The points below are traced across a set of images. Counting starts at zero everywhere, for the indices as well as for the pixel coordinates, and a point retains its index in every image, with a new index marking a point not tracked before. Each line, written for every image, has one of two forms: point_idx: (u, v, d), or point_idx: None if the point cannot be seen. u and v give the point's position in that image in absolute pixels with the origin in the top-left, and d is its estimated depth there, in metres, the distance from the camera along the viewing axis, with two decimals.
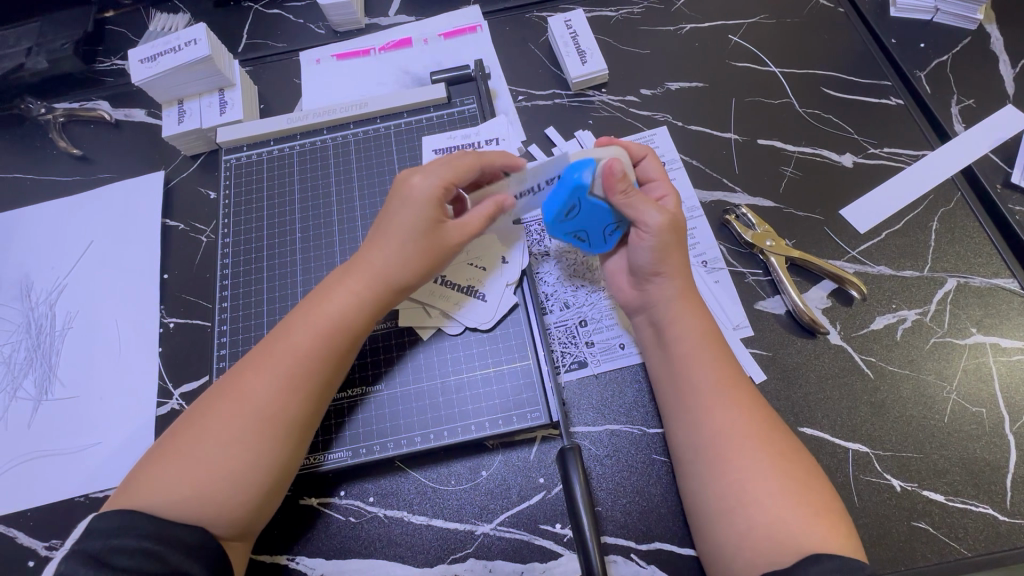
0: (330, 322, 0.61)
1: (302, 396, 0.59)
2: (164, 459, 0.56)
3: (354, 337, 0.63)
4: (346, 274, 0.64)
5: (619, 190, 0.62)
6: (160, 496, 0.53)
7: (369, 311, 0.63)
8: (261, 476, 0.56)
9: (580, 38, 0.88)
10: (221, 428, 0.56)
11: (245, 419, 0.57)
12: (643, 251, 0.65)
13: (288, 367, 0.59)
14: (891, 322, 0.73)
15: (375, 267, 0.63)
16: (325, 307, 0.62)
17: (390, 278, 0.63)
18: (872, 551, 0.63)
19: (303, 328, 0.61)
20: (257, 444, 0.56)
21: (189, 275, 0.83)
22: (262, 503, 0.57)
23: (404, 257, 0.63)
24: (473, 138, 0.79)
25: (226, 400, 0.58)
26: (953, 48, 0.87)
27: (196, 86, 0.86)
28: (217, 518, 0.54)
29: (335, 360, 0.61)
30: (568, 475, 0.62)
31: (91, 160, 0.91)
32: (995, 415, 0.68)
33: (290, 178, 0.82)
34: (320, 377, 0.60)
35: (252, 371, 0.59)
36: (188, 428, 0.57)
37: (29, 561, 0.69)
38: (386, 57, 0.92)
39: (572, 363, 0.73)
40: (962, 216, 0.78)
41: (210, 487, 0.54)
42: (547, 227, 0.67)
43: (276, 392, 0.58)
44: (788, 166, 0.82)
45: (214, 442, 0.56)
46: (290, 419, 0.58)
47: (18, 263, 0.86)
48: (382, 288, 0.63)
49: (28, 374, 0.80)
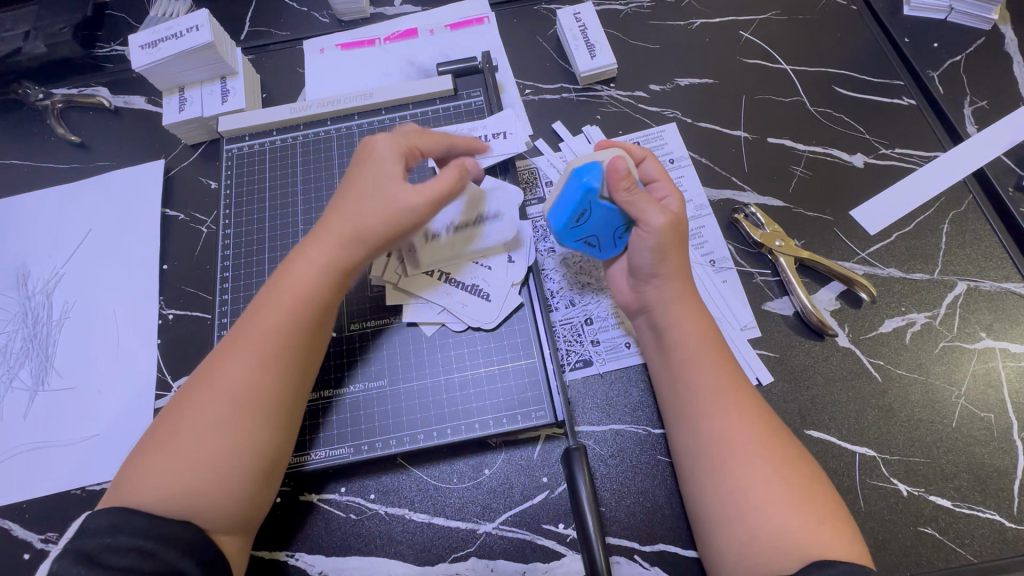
0: (300, 296, 0.61)
1: (278, 374, 0.58)
2: (147, 455, 0.54)
3: (325, 309, 0.62)
4: (309, 244, 0.63)
5: (622, 187, 0.61)
6: (147, 492, 0.52)
7: (338, 280, 0.63)
8: (241, 460, 0.55)
9: (589, 31, 0.87)
10: (199, 415, 0.55)
11: (222, 403, 0.56)
12: (642, 251, 0.64)
13: (260, 348, 0.58)
14: (900, 325, 0.72)
15: (339, 229, 0.63)
16: (293, 284, 0.61)
17: (353, 236, 0.62)
18: (878, 555, 0.63)
19: (271, 308, 0.60)
20: (237, 426, 0.55)
21: (189, 266, 0.81)
22: (250, 491, 0.56)
23: (369, 215, 0.62)
24: (478, 130, 0.77)
25: (199, 388, 0.57)
26: (967, 48, 0.86)
27: (197, 74, 0.84)
28: (208, 511, 0.53)
29: (308, 333, 0.60)
30: (574, 476, 0.61)
31: (90, 147, 0.89)
32: (1003, 421, 0.68)
33: (293, 170, 0.80)
34: (293, 353, 0.59)
35: (225, 356, 0.58)
36: (167, 421, 0.56)
37: (25, 553, 0.68)
38: (392, 47, 0.91)
39: (577, 362, 0.72)
40: (973, 219, 0.77)
41: (197, 476, 0.53)
42: (558, 234, 0.66)
43: (250, 373, 0.57)
44: (798, 166, 0.81)
45: (194, 432, 0.55)
46: (265, 399, 0.57)
47: (14, 252, 0.85)
48: (347, 254, 0.63)
49: (25, 364, 0.78)
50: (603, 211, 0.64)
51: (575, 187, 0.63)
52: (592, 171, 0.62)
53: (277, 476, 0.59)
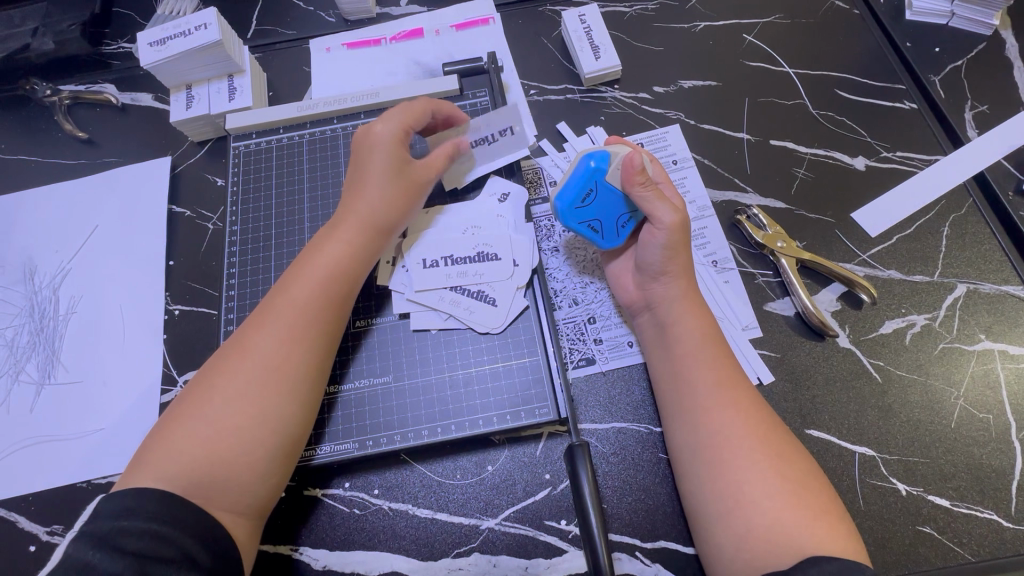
0: (325, 273, 0.64)
1: (304, 347, 0.60)
2: (173, 426, 0.55)
3: (349, 286, 0.65)
4: (336, 227, 0.67)
5: (638, 181, 0.64)
6: (173, 462, 0.53)
7: (361, 256, 0.66)
8: (267, 430, 0.56)
9: (594, 32, 0.87)
10: (226, 385, 0.57)
11: (248, 374, 0.57)
12: (653, 248, 0.65)
13: (289, 319, 0.60)
14: (900, 326, 0.73)
15: (363, 213, 0.67)
16: (319, 260, 0.64)
17: (377, 219, 0.67)
18: (876, 553, 0.63)
19: (299, 283, 0.63)
20: (262, 396, 0.57)
21: (195, 262, 0.82)
22: (271, 466, 0.56)
23: (388, 201, 0.68)
24: (484, 132, 0.75)
25: (228, 360, 0.59)
26: (968, 53, 0.87)
27: (205, 72, 0.85)
28: (230, 480, 0.54)
29: (331, 309, 0.63)
30: (576, 472, 0.62)
31: (97, 144, 0.90)
32: (1001, 422, 0.68)
33: (299, 168, 0.81)
34: (319, 328, 0.61)
35: (254, 329, 0.60)
36: (194, 393, 0.57)
37: (30, 546, 0.69)
38: (397, 47, 0.92)
39: (580, 360, 0.73)
40: (973, 223, 0.78)
41: (222, 444, 0.54)
42: (563, 214, 0.67)
43: (277, 344, 0.59)
44: (800, 167, 0.82)
45: (219, 402, 0.56)
46: (291, 370, 0.58)
47: (21, 247, 0.85)
48: (371, 233, 0.67)
49: (31, 358, 0.79)
50: (610, 196, 0.66)
51: (585, 171, 0.65)
52: (605, 159, 0.65)
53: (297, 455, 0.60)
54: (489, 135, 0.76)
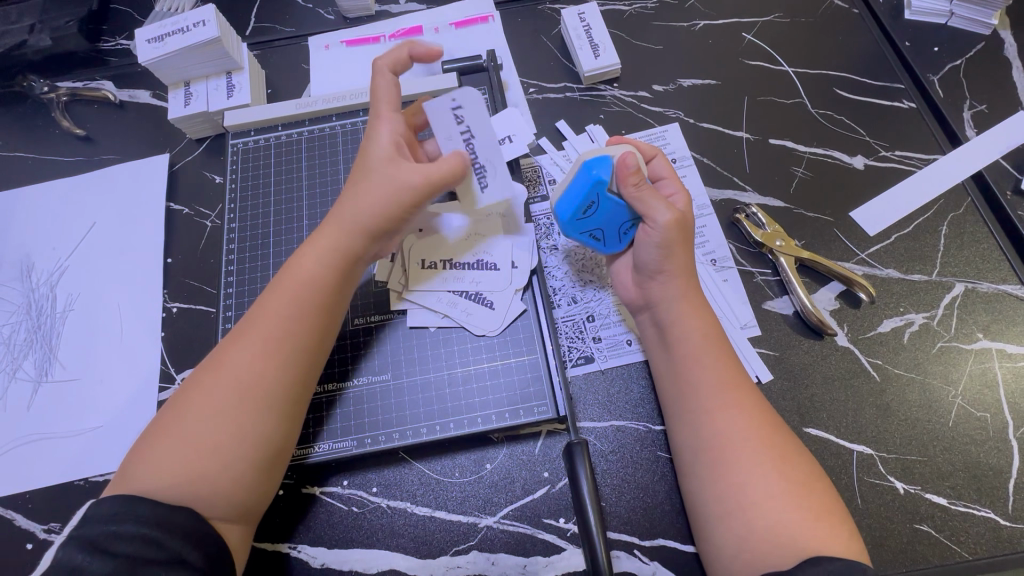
0: (302, 283, 0.61)
1: (283, 361, 0.58)
2: (152, 441, 0.55)
3: (330, 298, 0.62)
4: (316, 236, 0.64)
5: (631, 183, 0.64)
6: (152, 478, 0.52)
7: (340, 265, 0.63)
8: (247, 448, 0.55)
9: (593, 30, 0.87)
10: (204, 400, 0.56)
11: (227, 389, 0.56)
12: (648, 248, 0.65)
13: (266, 334, 0.59)
14: (898, 325, 0.73)
15: (342, 220, 0.63)
16: (296, 272, 0.62)
17: (358, 225, 0.63)
18: (875, 551, 0.63)
19: (276, 295, 0.61)
20: (240, 412, 0.56)
21: (193, 260, 0.82)
22: (253, 479, 0.55)
23: (371, 206, 0.62)
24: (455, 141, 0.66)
25: (207, 374, 0.58)
26: (967, 52, 0.87)
27: (203, 69, 0.85)
28: (212, 495, 0.53)
29: (309, 321, 0.61)
30: (575, 470, 0.62)
31: (95, 141, 0.90)
32: (999, 420, 0.68)
33: (297, 165, 0.81)
34: (298, 341, 0.60)
35: (233, 343, 0.59)
36: (174, 407, 0.57)
37: (27, 543, 0.69)
38: (397, 45, 0.91)
39: (579, 358, 0.73)
40: (971, 222, 0.78)
41: (201, 461, 0.53)
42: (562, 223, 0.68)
43: (254, 358, 0.58)
44: (799, 167, 0.82)
45: (197, 418, 0.55)
46: (270, 384, 0.57)
47: (18, 244, 0.85)
48: (350, 241, 0.63)
49: (29, 356, 0.79)
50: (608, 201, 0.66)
51: (583, 180, 0.66)
52: (599, 163, 0.65)
53: (281, 466, 0.59)
54: (461, 135, 0.66)
